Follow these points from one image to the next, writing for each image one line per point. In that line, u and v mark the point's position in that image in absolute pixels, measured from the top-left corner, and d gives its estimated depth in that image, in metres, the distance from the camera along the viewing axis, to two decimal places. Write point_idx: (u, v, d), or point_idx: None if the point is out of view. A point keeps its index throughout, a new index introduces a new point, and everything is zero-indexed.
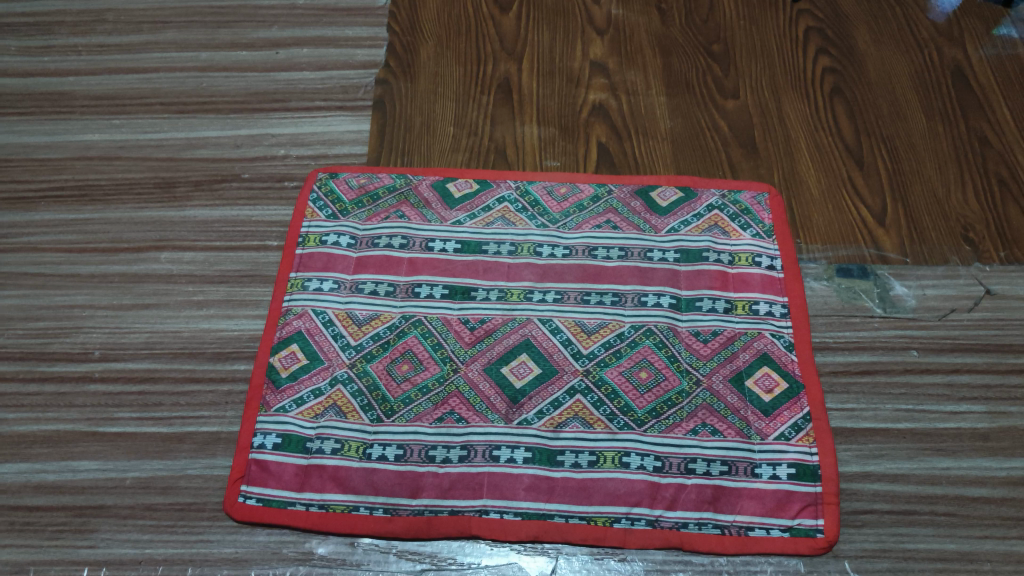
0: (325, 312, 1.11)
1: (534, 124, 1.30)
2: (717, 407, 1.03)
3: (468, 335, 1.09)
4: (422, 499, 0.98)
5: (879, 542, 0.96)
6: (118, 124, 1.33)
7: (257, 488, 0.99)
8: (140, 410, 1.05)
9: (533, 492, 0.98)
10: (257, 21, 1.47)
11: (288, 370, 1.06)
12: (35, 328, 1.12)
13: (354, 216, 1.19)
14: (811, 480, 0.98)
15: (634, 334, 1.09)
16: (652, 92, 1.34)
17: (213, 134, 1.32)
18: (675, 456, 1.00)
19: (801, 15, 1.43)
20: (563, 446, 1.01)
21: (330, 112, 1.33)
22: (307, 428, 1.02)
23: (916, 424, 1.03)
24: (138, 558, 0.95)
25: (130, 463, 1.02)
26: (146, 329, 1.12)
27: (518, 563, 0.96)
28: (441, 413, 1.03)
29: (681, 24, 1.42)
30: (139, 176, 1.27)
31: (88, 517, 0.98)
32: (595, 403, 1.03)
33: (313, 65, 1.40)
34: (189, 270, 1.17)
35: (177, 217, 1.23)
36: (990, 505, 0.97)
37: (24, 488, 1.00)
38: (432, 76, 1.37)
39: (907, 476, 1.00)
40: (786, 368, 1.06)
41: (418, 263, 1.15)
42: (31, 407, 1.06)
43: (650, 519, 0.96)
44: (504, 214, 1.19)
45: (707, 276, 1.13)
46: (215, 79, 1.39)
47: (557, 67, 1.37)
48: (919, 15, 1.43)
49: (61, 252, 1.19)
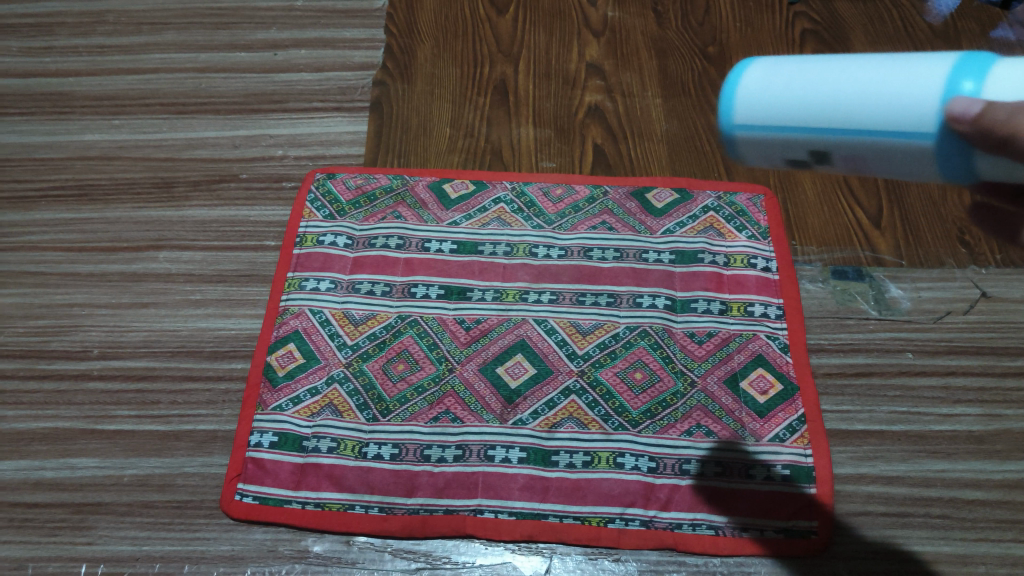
0: (322, 312, 1.12)
1: (530, 126, 1.31)
2: (712, 408, 1.03)
3: (464, 335, 1.10)
4: (417, 498, 0.98)
5: (873, 544, 0.96)
6: (118, 124, 1.34)
7: (253, 487, 1.00)
8: (138, 408, 1.06)
9: (527, 492, 0.99)
10: (256, 23, 1.48)
11: (284, 368, 1.07)
12: (35, 327, 1.13)
13: (351, 217, 1.20)
14: (723, 478, 0.99)
15: (630, 335, 1.09)
16: (648, 94, 1.34)
17: (211, 135, 1.33)
18: (669, 457, 1.00)
19: (797, 18, 1.43)
20: (558, 446, 1.01)
21: (328, 113, 1.34)
22: (304, 427, 1.03)
23: (911, 427, 1.03)
24: (136, 555, 0.96)
25: (127, 461, 1.02)
26: (144, 328, 1.13)
27: (512, 563, 0.96)
28: (437, 413, 1.04)
29: (677, 27, 1.43)
30: (139, 176, 1.28)
31: (85, 514, 0.99)
32: (589, 404, 1.04)
33: (311, 67, 1.40)
34: (188, 270, 1.18)
35: (176, 217, 1.24)
36: (984, 508, 0.97)
37: (23, 485, 1.01)
38: (428, 78, 1.38)
39: (901, 479, 1.00)
40: (781, 369, 1.06)
41: (414, 263, 1.16)
42: (30, 405, 1.07)
43: (643, 519, 0.97)
44: (500, 215, 1.20)
45: (702, 277, 1.13)
46: (213, 80, 1.40)
47: (553, 69, 1.38)
48: (916, 17, 1.43)
49: (60, 251, 1.20)
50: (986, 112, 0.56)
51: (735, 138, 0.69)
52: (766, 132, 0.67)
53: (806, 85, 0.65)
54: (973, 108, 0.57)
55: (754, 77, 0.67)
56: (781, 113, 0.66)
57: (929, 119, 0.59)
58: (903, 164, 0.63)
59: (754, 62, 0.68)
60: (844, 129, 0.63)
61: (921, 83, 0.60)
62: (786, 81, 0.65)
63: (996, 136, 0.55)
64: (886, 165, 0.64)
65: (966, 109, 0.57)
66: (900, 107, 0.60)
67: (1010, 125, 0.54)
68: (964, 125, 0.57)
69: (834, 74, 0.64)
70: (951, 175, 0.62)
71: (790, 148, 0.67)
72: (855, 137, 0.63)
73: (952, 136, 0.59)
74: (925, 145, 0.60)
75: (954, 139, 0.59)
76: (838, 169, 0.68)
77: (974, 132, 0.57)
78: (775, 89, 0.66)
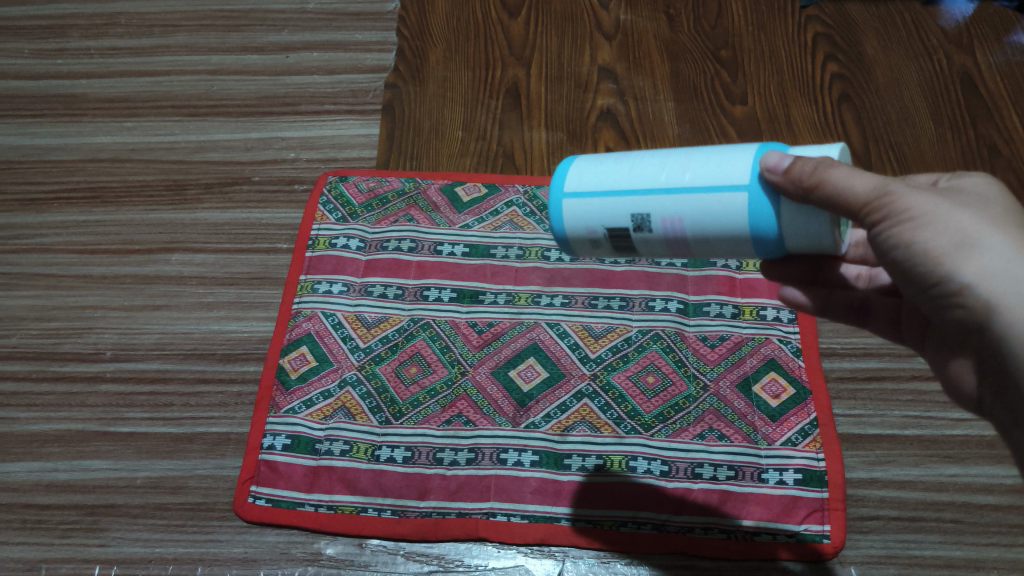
0: (334, 315, 1.12)
1: (542, 129, 1.31)
2: (724, 412, 1.03)
3: (476, 338, 1.10)
4: (429, 501, 0.98)
5: (885, 548, 0.96)
6: (130, 126, 1.35)
7: (266, 489, 1.00)
8: (151, 410, 1.06)
9: (540, 496, 0.99)
10: (268, 25, 1.48)
11: (297, 371, 1.07)
12: (47, 329, 1.13)
13: (363, 220, 1.20)
14: (622, 472, 0.99)
15: (641, 339, 1.09)
16: (660, 98, 1.35)
17: (223, 137, 1.33)
18: (682, 460, 1.00)
19: (809, 21, 1.43)
20: (571, 450, 1.01)
21: (339, 116, 1.34)
22: (316, 430, 1.03)
23: (923, 432, 1.03)
24: (149, 557, 0.96)
25: (140, 463, 1.03)
26: (157, 330, 1.13)
27: (524, 566, 0.96)
28: (449, 416, 1.04)
29: (689, 30, 1.43)
30: (150, 178, 1.28)
31: (98, 516, 0.99)
32: (602, 407, 1.04)
33: (323, 69, 1.41)
34: (200, 272, 1.18)
35: (188, 219, 1.24)
36: (996, 513, 0.97)
37: (36, 487, 1.01)
38: (441, 81, 1.38)
39: (913, 483, 1.00)
40: (793, 373, 1.06)
41: (426, 266, 1.16)
42: (44, 407, 1.07)
43: (656, 523, 0.97)
44: (512, 218, 1.20)
45: (714, 281, 1.13)
46: (226, 82, 1.40)
47: (565, 72, 1.38)
48: (927, 22, 1.43)
49: (73, 253, 1.20)
50: (792, 167, 0.62)
51: (567, 226, 0.73)
52: (594, 196, 0.71)
53: (629, 161, 0.71)
54: (782, 165, 0.63)
55: (579, 170, 0.73)
56: (608, 185, 0.71)
57: (739, 177, 0.66)
58: (715, 222, 0.67)
59: (578, 159, 0.74)
60: (665, 189, 0.68)
61: (728, 153, 0.68)
62: (616, 158, 0.72)
63: (802, 187, 0.62)
64: (701, 230, 0.68)
65: (774, 168, 0.64)
66: (713, 169, 0.67)
67: (815, 175, 0.61)
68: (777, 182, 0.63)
69: (648, 162, 0.70)
70: (758, 232, 0.66)
71: (613, 217, 0.71)
72: (677, 197, 0.68)
73: (760, 190, 0.65)
74: (735, 197, 0.66)
75: (763, 189, 0.65)
76: (657, 243, 0.71)
77: (786, 185, 0.63)
78: (605, 165, 0.72)
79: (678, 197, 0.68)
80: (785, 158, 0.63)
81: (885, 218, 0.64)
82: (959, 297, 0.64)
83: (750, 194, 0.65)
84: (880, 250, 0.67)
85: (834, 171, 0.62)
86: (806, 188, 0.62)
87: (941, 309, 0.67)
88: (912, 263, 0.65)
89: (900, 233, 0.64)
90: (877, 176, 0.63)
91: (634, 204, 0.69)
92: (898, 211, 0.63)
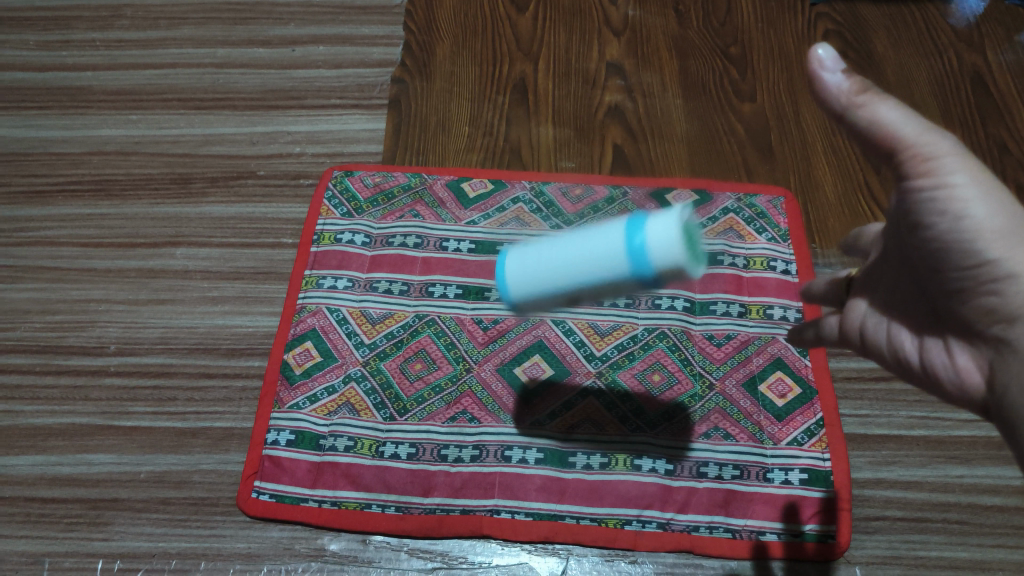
0: (339, 310, 1.11)
1: (550, 125, 1.30)
2: (730, 411, 1.03)
3: (481, 335, 1.09)
4: (434, 498, 0.98)
5: (890, 548, 0.95)
6: (135, 119, 1.34)
7: (270, 485, 0.99)
8: (155, 405, 1.06)
9: (544, 493, 0.98)
10: (274, 19, 1.47)
11: (302, 367, 1.07)
12: (52, 322, 1.13)
13: (369, 215, 1.19)
14: (628, 470, 0.99)
15: (647, 337, 1.09)
16: (669, 95, 1.34)
17: (228, 131, 1.32)
18: (687, 459, 1.00)
19: (819, 18, 1.42)
20: (575, 448, 1.01)
21: (346, 110, 1.34)
22: (321, 425, 1.03)
23: (930, 432, 1.03)
24: (152, 552, 0.96)
25: (144, 457, 1.02)
26: (161, 325, 1.13)
27: (528, 564, 0.95)
28: (453, 413, 1.03)
29: (699, 27, 1.42)
30: (155, 172, 1.28)
31: (101, 510, 0.98)
32: (607, 405, 1.04)
33: (329, 63, 1.40)
34: (205, 267, 1.18)
35: (193, 214, 1.23)
36: (1002, 514, 0.97)
37: (40, 480, 1.00)
38: (447, 76, 1.37)
39: (920, 484, 0.99)
40: (800, 373, 1.06)
41: (432, 262, 1.15)
42: (48, 400, 1.06)
43: (661, 521, 0.96)
44: (518, 215, 1.19)
45: (721, 280, 1.13)
46: (231, 76, 1.39)
47: (572, 68, 1.37)
48: (938, 20, 1.42)
49: (77, 246, 1.20)
50: (841, 79, 0.63)
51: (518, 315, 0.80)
52: (520, 300, 0.77)
53: (535, 256, 0.75)
54: (836, 70, 0.63)
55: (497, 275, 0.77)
56: (525, 286, 0.76)
57: (622, 263, 0.69)
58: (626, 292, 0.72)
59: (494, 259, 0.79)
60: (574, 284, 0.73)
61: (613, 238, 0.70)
62: (521, 258, 0.76)
63: (847, 103, 0.63)
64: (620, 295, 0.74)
65: (824, 66, 0.63)
66: (603, 258, 0.70)
67: (862, 97, 0.62)
68: (821, 85, 0.64)
69: (546, 248, 0.75)
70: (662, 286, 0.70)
71: (548, 305, 0.77)
72: (587, 287, 0.73)
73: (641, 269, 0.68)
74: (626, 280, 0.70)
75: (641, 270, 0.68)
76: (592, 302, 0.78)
77: (828, 93, 0.64)
78: (513, 266, 0.76)
79: (588, 287, 0.73)
80: (842, 66, 0.63)
81: (914, 170, 0.62)
82: (989, 279, 0.61)
83: (629, 270, 0.69)
84: (914, 217, 0.64)
85: (874, 100, 0.62)
86: (846, 102, 0.63)
87: (962, 299, 0.64)
88: (946, 232, 0.62)
89: (938, 195, 0.61)
90: (922, 121, 0.61)
91: (556, 294, 0.75)
92: (931, 166, 0.61)
